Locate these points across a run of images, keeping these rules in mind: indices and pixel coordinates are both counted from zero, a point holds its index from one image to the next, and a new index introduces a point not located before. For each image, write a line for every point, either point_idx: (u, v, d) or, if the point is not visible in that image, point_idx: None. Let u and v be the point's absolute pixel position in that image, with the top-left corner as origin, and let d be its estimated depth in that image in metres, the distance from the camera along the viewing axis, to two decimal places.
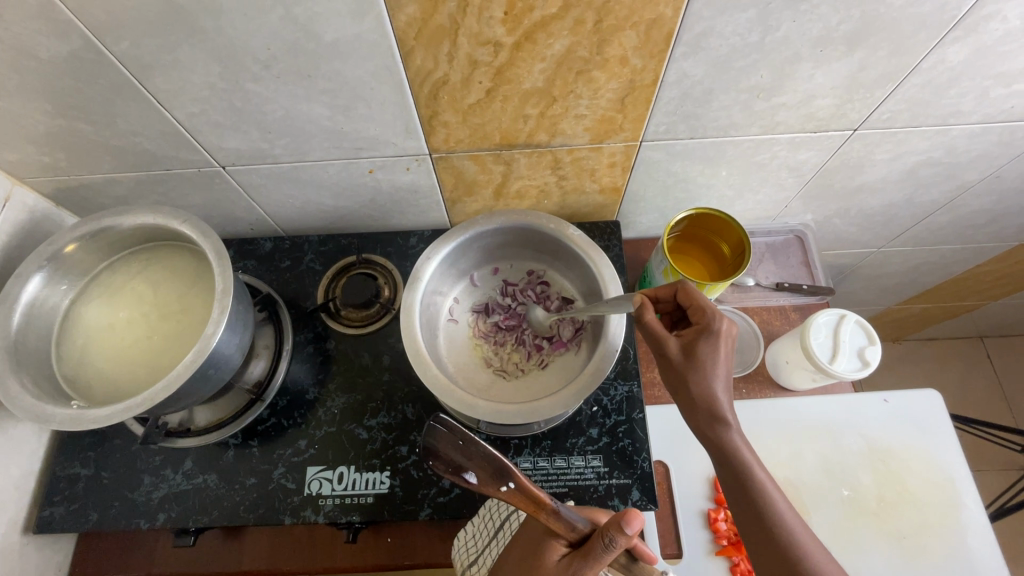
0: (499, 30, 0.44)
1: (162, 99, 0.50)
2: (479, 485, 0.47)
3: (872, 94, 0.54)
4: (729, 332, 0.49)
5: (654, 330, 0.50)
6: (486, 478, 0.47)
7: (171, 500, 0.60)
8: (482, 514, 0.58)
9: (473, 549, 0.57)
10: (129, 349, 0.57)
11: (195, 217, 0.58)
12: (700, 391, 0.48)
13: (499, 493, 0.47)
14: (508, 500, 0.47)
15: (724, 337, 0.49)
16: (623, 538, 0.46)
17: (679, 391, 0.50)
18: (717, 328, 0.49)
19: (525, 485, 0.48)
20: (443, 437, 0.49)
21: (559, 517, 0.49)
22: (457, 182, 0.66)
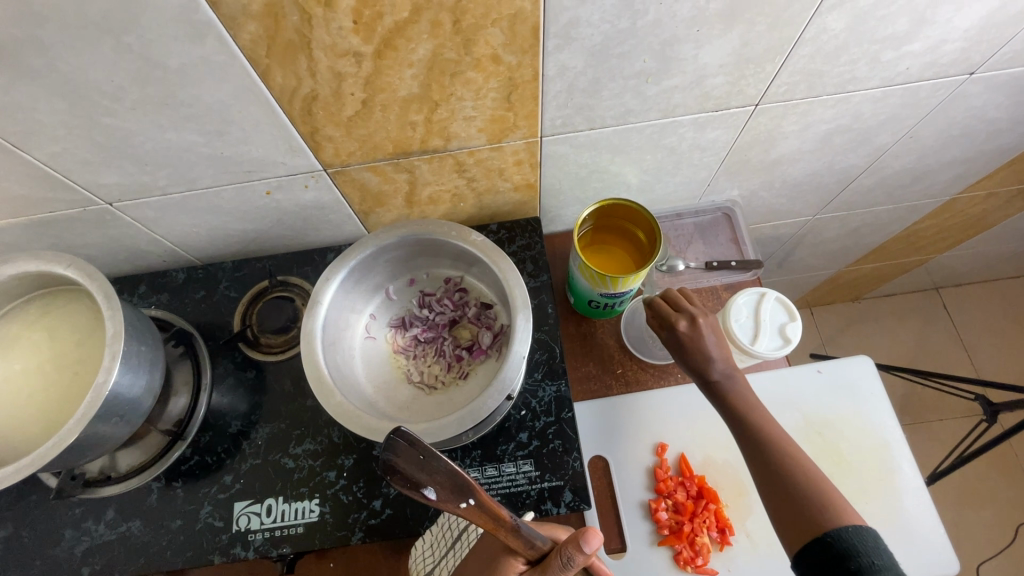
0: (353, 39, 0.42)
1: (17, 142, 0.47)
2: (439, 503, 0.39)
3: (764, 68, 0.52)
4: (687, 327, 0.55)
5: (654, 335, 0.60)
6: (446, 495, 0.40)
7: (96, 552, 0.58)
8: (439, 526, 0.58)
9: (430, 560, 0.58)
10: (22, 404, 0.54)
11: (81, 258, 0.55)
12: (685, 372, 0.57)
13: (459, 511, 0.40)
14: (467, 518, 0.41)
15: (683, 331, 0.55)
16: (581, 558, 0.44)
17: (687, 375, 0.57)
18: (675, 328, 0.55)
19: (485, 502, 0.41)
20: (404, 454, 0.40)
21: (518, 534, 0.45)
22: (363, 194, 0.63)
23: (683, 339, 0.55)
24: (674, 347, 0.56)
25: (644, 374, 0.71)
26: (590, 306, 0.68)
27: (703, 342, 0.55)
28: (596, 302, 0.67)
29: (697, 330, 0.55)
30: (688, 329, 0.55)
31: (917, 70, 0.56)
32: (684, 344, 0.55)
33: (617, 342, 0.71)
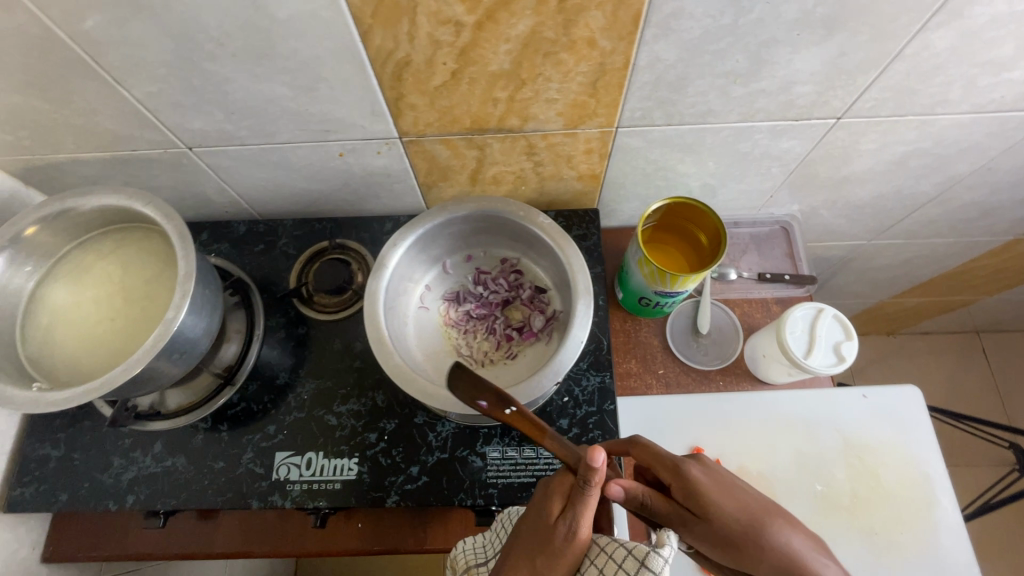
0: (459, 8, 0.43)
1: (118, 77, 0.49)
2: (487, 410, 0.48)
3: (856, 81, 0.51)
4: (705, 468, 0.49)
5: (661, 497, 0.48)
6: (493, 403, 0.48)
7: (141, 482, 0.60)
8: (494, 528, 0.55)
9: (482, 555, 0.52)
10: (93, 334, 0.56)
11: (159, 198, 0.57)
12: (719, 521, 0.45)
13: (504, 416, 0.48)
14: (512, 424, 0.47)
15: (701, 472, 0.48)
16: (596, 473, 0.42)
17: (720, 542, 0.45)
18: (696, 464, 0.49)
19: (524, 409, 0.48)
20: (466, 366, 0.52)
21: (561, 441, 0.47)
22: (430, 166, 0.64)
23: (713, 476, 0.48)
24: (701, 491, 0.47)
25: (687, 379, 0.70)
26: (639, 303, 0.69)
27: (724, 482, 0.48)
28: (646, 299, 0.67)
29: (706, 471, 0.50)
30: (700, 474, 0.48)
31: (1011, 99, 0.55)
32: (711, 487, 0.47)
33: (662, 343, 0.72)
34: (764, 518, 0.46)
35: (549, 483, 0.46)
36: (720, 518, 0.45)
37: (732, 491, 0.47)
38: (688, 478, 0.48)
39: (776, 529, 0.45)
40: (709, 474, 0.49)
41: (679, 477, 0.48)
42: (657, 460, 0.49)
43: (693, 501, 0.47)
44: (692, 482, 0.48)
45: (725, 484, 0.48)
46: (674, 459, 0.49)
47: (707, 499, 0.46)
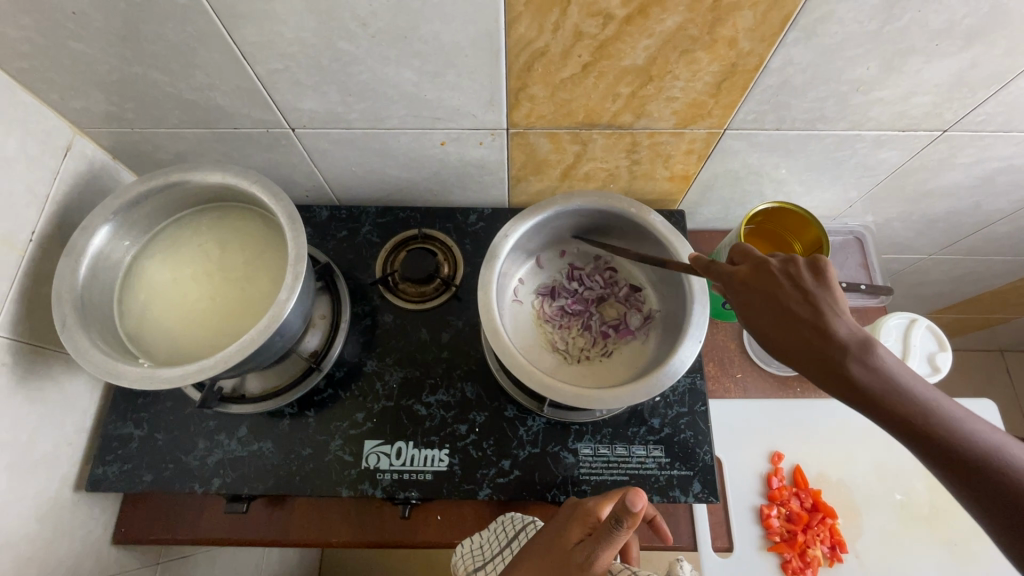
0: (614, 1, 0.43)
1: (248, 53, 0.48)
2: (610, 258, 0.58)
3: (975, 94, 0.52)
4: (816, 273, 0.42)
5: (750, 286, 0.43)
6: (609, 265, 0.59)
7: (227, 465, 0.59)
8: (493, 528, 0.56)
9: (480, 558, 0.54)
10: (192, 312, 0.55)
11: (266, 178, 0.56)
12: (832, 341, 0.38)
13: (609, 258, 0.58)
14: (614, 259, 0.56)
15: (820, 276, 0.41)
16: (628, 520, 0.39)
17: (810, 353, 0.39)
18: (807, 266, 0.42)
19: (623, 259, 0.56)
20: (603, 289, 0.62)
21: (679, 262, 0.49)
22: (527, 160, 0.64)
23: (815, 279, 0.41)
24: (793, 290, 0.41)
25: (767, 384, 0.68)
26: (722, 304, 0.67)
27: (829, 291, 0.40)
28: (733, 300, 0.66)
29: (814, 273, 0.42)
30: (761, 271, 0.43)
31: None
32: (818, 295, 0.40)
33: (739, 346, 0.69)
34: (854, 346, 0.38)
35: (580, 512, 0.46)
36: (803, 338, 0.39)
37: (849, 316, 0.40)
38: (795, 304, 0.40)
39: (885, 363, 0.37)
40: (817, 288, 0.41)
41: (765, 297, 0.42)
42: (728, 283, 0.44)
43: (792, 329, 0.40)
44: (799, 312, 0.40)
45: (842, 317, 0.39)
46: (764, 280, 0.42)
47: (816, 331, 0.39)
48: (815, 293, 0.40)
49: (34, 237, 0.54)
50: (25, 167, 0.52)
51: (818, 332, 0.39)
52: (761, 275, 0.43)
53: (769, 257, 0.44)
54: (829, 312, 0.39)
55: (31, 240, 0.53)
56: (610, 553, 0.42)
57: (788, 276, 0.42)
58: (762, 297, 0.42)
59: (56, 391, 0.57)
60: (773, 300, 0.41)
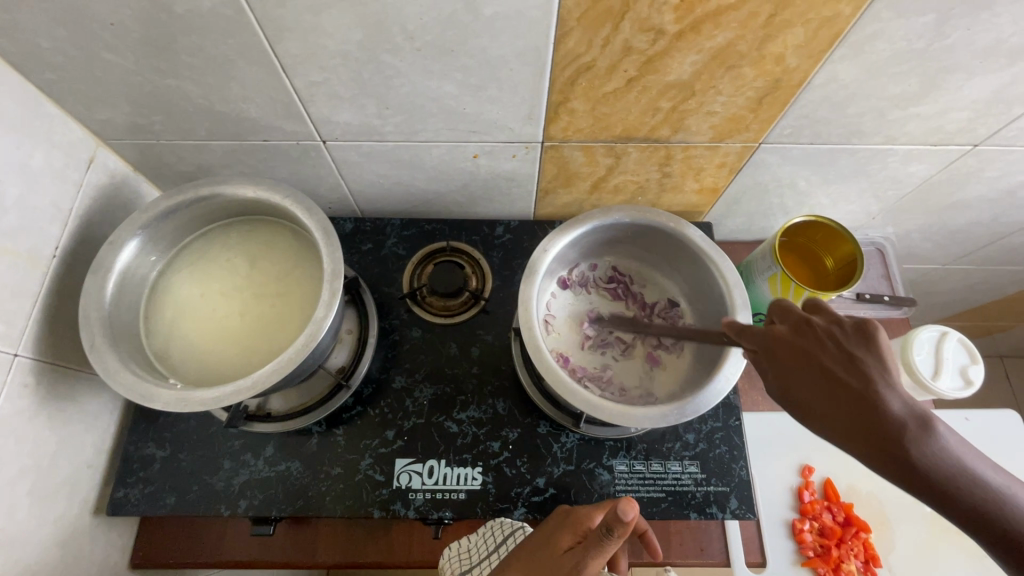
0: (668, 17, 0.42)
1: (287, 65, 0.47)
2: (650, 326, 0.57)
3: (1010, 110, 0.53)
4: (865, 333, 0.39)
5: (787, 350, 0.41)
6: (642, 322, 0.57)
7: (253, 486, 0.58)
8: (482, 532, 0.54)
9: (467, 561, 0.52)
10: (220, 330, 0.54)
11: (298, 191, 0.54)
12: (883, 410, 0.36)
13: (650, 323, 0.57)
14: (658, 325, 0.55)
15: (869, 336, 0.39)
16: (621, 528, 0.38)
17: (861, 426, 0.36)
18: (857, 328, 0.40)
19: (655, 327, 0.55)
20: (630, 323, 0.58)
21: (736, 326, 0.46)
22: (558, 172, 0.63)
23: (866, 341, 0.39)
24: (840, 354, 0.39)
25: None
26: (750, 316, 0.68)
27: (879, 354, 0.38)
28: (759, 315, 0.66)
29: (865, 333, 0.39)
30: (801, 333, 0.41)
31: None
32: (867, 359, 0.38)
33: None
34: (913, 424, 0.35)
35: (570, 522, 0.47)
36: (854, 412, 0.37)
37: (900, 387, 0.37)
38: (841, 371, 0.38)
39: (945, 452, 0.34)
40: (862, 352, 0.39)
41: (806, 363, 0.40)
42: (765, 347, 0.42)
43: (838, 399, 0.38)
44: (846, 380, 0.38)
45: (895, 388, 0.37)
46: (807, 342, 0.40)
47: (865, 405, 0.37)
48: (862, 360, 0.38)
49: (57, 252, 0.52)
50: (49, 181, 0.51)
51: (868, 404, 0.37)
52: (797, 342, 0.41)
53: (808, 317, 0.42)
54: (882, 382, 0.37)
55: (54, 256, 0.51)
56: (599, 560, 0.41)
57: (831, 340, 0.40)
58: (805, 362, 0.40)
59: (77, 411, 0.55)
60: (820, 366, 0.39)
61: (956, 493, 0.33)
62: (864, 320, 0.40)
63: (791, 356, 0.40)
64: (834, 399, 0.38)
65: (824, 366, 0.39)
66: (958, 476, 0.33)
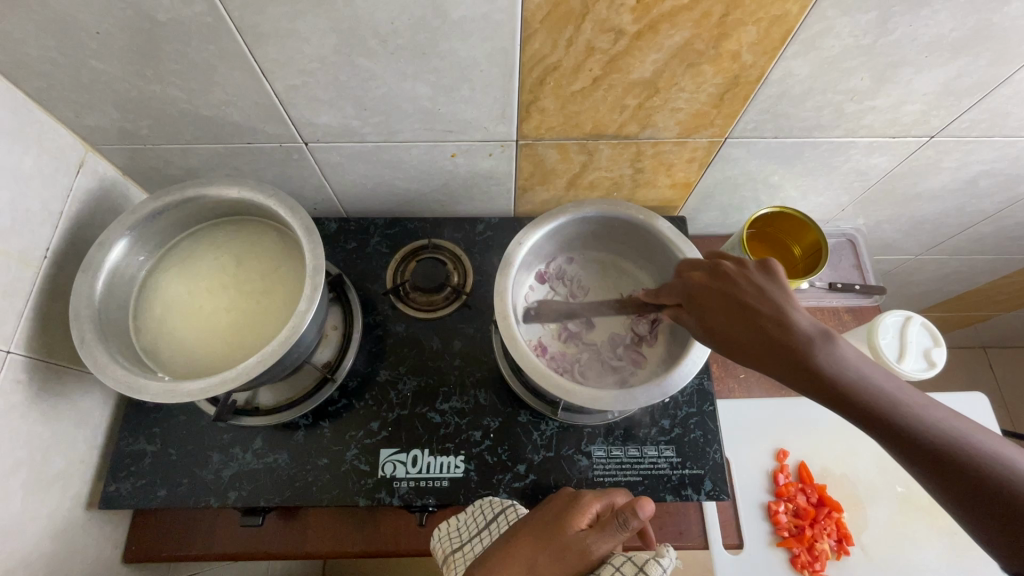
0: (626, 17, 0.45)
1: (267, 69, 0.49)
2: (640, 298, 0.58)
3: (961, 102, 0.55)
4: (768, 270, 0.47)
5: (706, 292, 0.49)
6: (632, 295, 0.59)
7: (242, 478, 0.59)
8: (472, 510, 0.55)
9: (456, 540, 0.54)
10: (207, 326, 0.56)
11: (281, 191, 0.56)
12: (783, 323, 0.43)
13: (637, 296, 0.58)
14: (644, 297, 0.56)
15: (771, 273, 0.47)
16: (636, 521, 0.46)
17: (766, 341, 0.43)
18: (762, 267, 0.47)
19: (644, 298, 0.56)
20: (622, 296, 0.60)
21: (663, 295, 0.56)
22: (535, 170, 0.65)
23: (765, 276, 0.47)
24: (745, 287, 0.47)
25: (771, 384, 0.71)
26: None
27: (777, 284, 0.46)
28: None
29: (767, 269, 0.47)
30: (720, 276, 0.49)
31: None
32: (765, 288, 0.46)
33: None
34: (819, 335, 0.41)
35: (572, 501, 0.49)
36: (757, 328, 0.44)
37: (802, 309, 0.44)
38: (750, 298, 0.46)
39: (848, 359, 0.39)
40: (767, 285, 0.46)
41: (722, 298, 0.47)
42: (693, 297, 0.50)
43: (754, 326, 0.44)
44: (755, 305, 0.45)
45: (802, 310, 0.44)
46: (722, 281, 0.48)
47: (773, 326, 0.43)
48: (773, 293, 0.45)
49: (48, 253, 0.54)
50: (40, 185, 0.52)
51: (771, 320, 0.43)
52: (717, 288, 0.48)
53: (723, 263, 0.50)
54: (787, 305, 0.44)
55: (45, 257, 0.53)
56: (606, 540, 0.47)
57: (743, 279, 0.47)
58: (718, 296, 0.48)
59: (69, 407, 0.57)
60: (730, 299, 0.47)
61: (847, 383, 0.39)
62: (768, 260, 0.48)
63: (710, 295, 0.49)
64: (743, 320, 0.45)
65: (733, 296, 0.47)
66: (842, 373, 0.39)
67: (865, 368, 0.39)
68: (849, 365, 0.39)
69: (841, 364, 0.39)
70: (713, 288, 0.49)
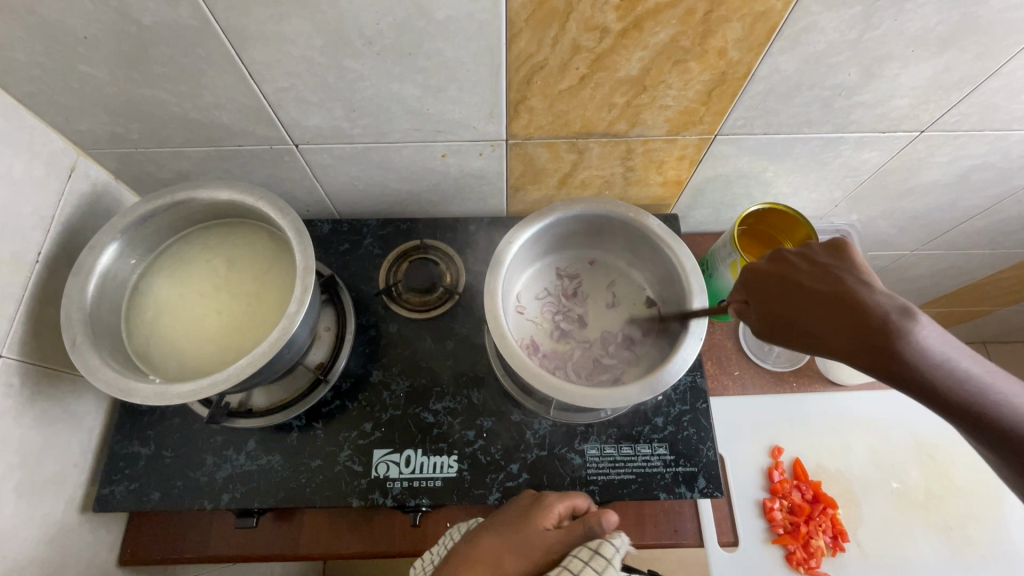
0: (610, 15, 0.45)
1: (255, 72, 0.50)
2: None
3: (949, 96, 0.55)
4: (846, 252, 0.43)
5: (777, 277, 0.44)
6: None
7: (236, 480, 0.59)
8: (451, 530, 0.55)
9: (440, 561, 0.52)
10: (199, 328, 0.56)
11: (272, 193, 0.57)
12: (871, 306, 0.39)
13: None
14: None
15: (851, 255, 0.43)
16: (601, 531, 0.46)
17: (848, 330, 0.39)
18: (838, 250, 0.43)
19: None
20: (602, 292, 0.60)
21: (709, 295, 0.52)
22: (525, 169, 0.65)
23: (845, 259, 0.43)
24: (821, 271, 0.42)
25: (763, 381, 0.70)
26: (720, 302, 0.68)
27: (855, 266, 0.42)
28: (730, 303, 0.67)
29: (842, 251, 0.43)
30: (785, 259, 0.45)
31: None
32: (846, 270, 0.42)
33: (735, 345, 0.69)
34: (903, 317, 0.37)
35: (541, 509, 0.49)
36: (838, 315, 0.40)
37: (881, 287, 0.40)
38: (825, 281, 0.42)
39: (937, 342, 0.37)
40: (844, 265, 0.42)
41: (788, 283, 0.43)
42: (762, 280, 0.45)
43: (829, 309, 0.40)
44: (834, 289, 0.41)
45: (881, 285, 0.40)
46: (789, 266, 0.44)
47: (850, 307, 0.39)
48: (845, 269, 0.42)
49: (40, 257, 0.54)
50: (31, 189, 0.53)
51: (849, 303, 0.40)
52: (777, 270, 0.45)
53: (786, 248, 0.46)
54: (870, 286, 0.40)
55: (36, 262, 0.54)
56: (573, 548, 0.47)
57: (806, 261, 0.44)
58: (789, 281, 0.43)
59: (62, 411, 0.57)
60: (804, 284, 0.42)
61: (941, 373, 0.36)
62: (838, 242, 0.44)
63: (777, 283, 0.44)
64: (823, 305, 0.41)
65: (808, 282, 0.42)
66: (940, 363, 0.36)
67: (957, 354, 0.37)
68: (944, 352, 0.37)
69: (937, 353, 0.37)
70: (783, 273, 0.44)
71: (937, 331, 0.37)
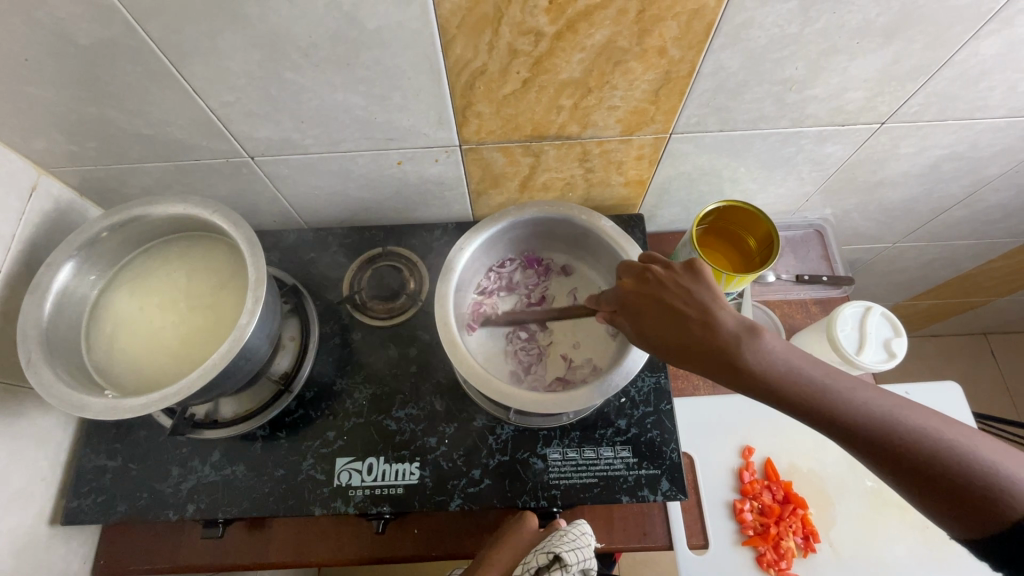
0: (542, 19, 0.45)
1: (198, 87, 0.50)
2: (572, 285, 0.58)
3: (903, 87, 0.54)
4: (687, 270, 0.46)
5: (641, 296, 0.47)
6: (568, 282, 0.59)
7: (200, 491, 0.60)
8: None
9: None
10: (158, 341, 0.57)
11: (225, 206, 0.57)
12: (712, 327, 0.41)
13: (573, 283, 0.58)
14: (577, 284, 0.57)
15: (697, 276, 0.45)
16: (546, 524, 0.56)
17: (701, 351, 0.41)
18: (686, 269, 0.46)
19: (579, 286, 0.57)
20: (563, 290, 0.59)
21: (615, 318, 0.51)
22: (484, 174, 0.65)
23: (689, 283, 0.44)
24: (678, 296, 0.44)
25: None
26: None
27: (693, 285, 0.44)
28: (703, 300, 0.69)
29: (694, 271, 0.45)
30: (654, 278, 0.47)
31: None
32: (695, 294, 0.44)
33: None
34: (738, 337, 0.40)
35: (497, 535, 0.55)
36: (695, 337, 0.42)
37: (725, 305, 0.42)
38: (677, 301, 0.44)
39: (775, 358, 0.39)
40: (692, 283, 0.44)
41: (653, 301, 0.45)
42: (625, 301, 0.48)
43: (690, 334, 0.42)
44: (681, 308, 0.43)
45: (724, 306, 0.42)
46: (668, 289, 0.45)
47: (703, 329, 0.41)
48: (690, 288, 0.44)
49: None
50: None
51: (703, 324, 0.42)
52: (641, 288, 0.47)
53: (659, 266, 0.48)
54: (709, 304, 0.42)
55: None
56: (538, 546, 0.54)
57: (672, 282, 0.45)
58: (654, 302, 0.45)
59: (28, 426, 0.58)
60: (679, 309, 0.43)
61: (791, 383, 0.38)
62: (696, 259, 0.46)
63: (643, 302, 0.46)
64: (688, 329, 0.42)
65: (675, 306, 0.44)
66: (777, 376, 0.38)
67: (806, 365, 0.39)
68: (781, 365, 0.39)
69: (780, 367, 0.39)
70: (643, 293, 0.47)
71: (774, 345, 0.40)
